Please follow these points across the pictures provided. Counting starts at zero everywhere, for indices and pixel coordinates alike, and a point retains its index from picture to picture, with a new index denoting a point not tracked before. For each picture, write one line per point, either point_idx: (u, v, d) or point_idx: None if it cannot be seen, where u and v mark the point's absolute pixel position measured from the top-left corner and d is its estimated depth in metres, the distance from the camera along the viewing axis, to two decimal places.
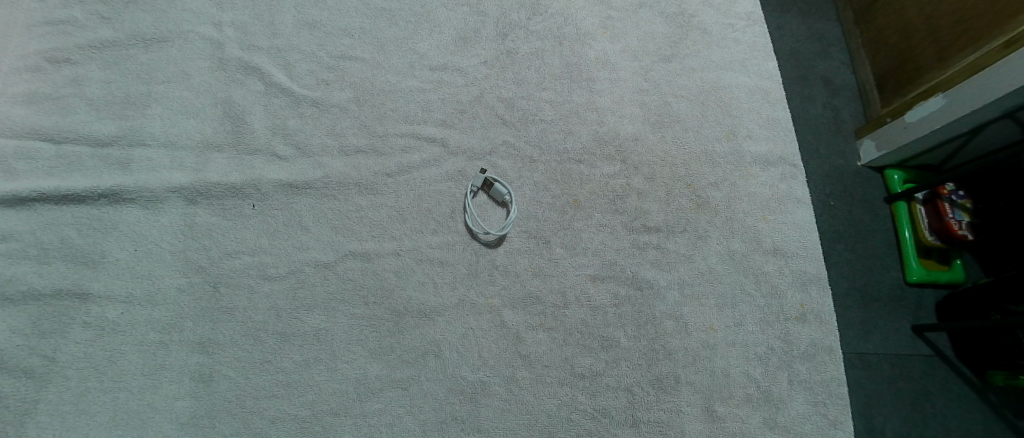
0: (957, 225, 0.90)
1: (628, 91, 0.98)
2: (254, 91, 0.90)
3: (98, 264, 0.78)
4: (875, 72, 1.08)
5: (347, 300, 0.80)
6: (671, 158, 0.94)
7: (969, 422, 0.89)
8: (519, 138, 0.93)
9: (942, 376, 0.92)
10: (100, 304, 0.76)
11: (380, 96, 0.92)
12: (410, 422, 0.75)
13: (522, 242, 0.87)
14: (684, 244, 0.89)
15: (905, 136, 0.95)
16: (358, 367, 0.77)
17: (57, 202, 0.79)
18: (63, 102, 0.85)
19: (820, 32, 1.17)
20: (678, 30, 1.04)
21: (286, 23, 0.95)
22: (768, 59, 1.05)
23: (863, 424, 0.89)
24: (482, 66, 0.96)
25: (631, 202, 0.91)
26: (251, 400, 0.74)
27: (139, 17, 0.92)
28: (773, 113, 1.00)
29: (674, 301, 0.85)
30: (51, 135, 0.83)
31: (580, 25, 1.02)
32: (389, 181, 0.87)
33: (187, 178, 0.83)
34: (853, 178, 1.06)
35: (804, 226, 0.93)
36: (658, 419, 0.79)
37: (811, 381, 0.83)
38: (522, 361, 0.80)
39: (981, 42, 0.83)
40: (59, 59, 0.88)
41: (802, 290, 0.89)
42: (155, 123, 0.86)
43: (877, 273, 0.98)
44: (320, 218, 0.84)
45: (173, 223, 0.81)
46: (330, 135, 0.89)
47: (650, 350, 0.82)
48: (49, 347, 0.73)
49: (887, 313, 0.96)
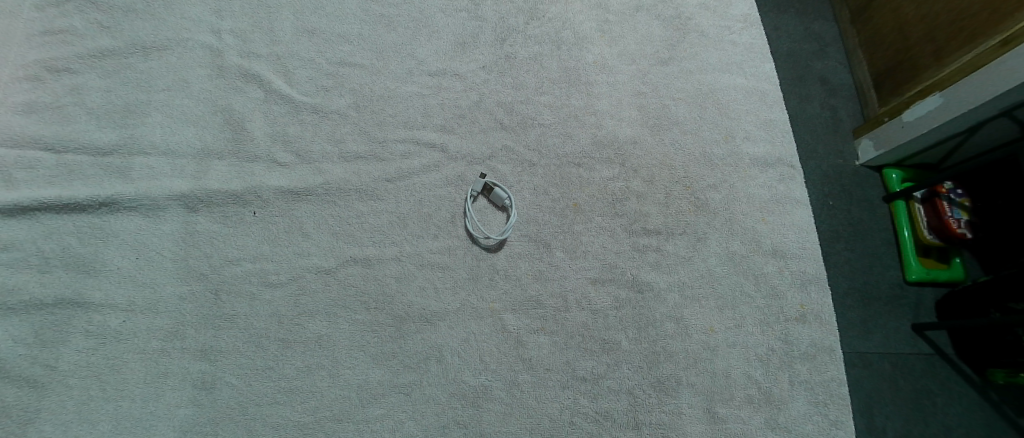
0: (957, 224, 0.91)
1: (627, 95, 0.98)
2: (254, 98, 0.90)
3: (98, 272, 0.78)
4: (873, 72, 1.08)
5: (347, 307, 0.80)
6: (670, 161, 0.95)
7: (969, 421, 0.89)
8: (519, 143, 0.93)
9: (943, 374, 0.93)
10: (102, 313, 0.76)
11: (379, 102, 0.92)
12: (413, 427, 0.76)
13: (522, 246, 0.87)
14: (683, 246, 0.90)
15: (905, 135, 0.96)
16: (360, 373, 0.77)
17: (60, 211, 0.80)
18: (64, 111, 0.86)
19: (817, 33, 1.17)
20: (675, 34, 1.04)
21: (285, 30, 0.95)
22: (764, 61, 1.05)
23: (864, 424, 0.89)
24: (481, 71, 0.97)
25: (631, 205, 0.92)
26: (253, 407, 0.74)
27: (138, 25, 0.92)
28: (770, 115, 1.01)
29: (675, 304, 0.86)
30: (52, 144, 0.83)
31: (578, 29, 1.02)
32: (389, 187, 0.88)
33: (188, 185, 0.83)
34: (852, 177, 1.06)
35: (802, 227, 0.93)
36: (660, 421, 0.79)
37: (811, 381, 0.84)
38: (524, 365, 0.80)
39: (977, 42, 0.84)
40: (59, 68, 0.88)
41: (801, 291, 0.89)
42: (155, 131, 0.86)
43: (877, 273, 0.99)
44: (321, 224, 0.84)
45: (174, 231, 0.81)
46: (330, 142, 0.89)
47: (650, 353, 0.83)
48: (52, 357, 0.73)
49: (887, 313, 0.96)
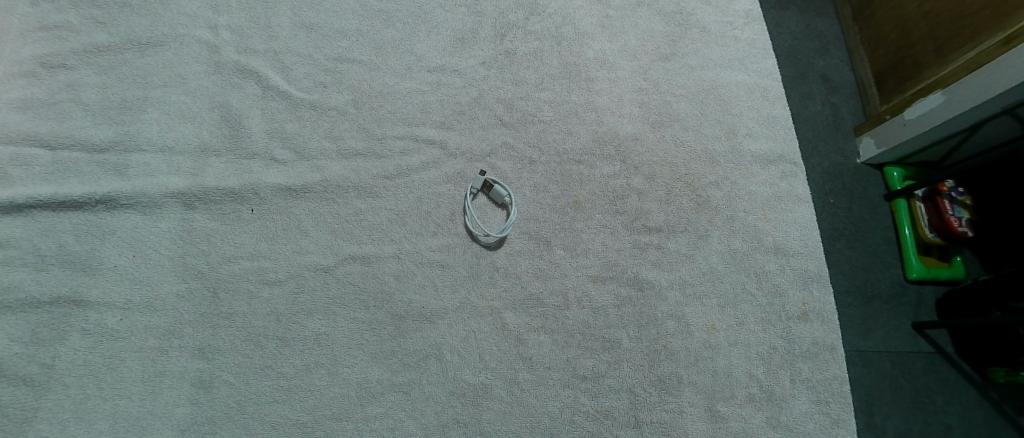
0: (957, 222, 0.91)
1: (628, 91, 0.98)
2: (252, 94, 0.90)
3: (96, 270, 0.77)
4: (874, 69, 1.07)
5: (347, 304, 0.80)
6: (672, 158, 0.94)
7: (970, 419, 0.89)
8: (519, 139, 0.92)
9: (943, 373, 0.92)
10: (99, 311, 0.75)
11: (378, 98, 0.92)
12: (413, 426, 0.75)
13: (522, 243, 0.87)
14: (685, 243, 0.89)
15: (906, 133, 0.95)
16: (359, 371, 0.77)
17: (56, 208, 0.79)
18: (59, 108, 0.85)
19: (819, 29, 1.16)
20: (677, 29, 1.03)
21: (282, 26, 0.94)
22: (767, 57, 1.05)
23: (865, 423, 0.88)
24: (481, 67, 0.96)
25: (631, 202, 0.91)
26: (252, 406, 0.74)
27: (134, 21, 0.91)
28: (772, 112, 1.00)
29: (676, 302, 0.85)
30: (48, 141, 0.82)
31: (578, 24, 1.01)
32: (389, 184, 0.87)
33: (185, 182, 0.82)
34: (853, 175, 1.05)
35: (804, 225, 0.92)
36: (660, 420, 0.79)
37: (813, 380, 0.83)
38: (524, 363, 0.80)
39: (979, 39, 0.83)
40: (55, 64, 0.87)
41: (803, 289, 0.88)
42: (152, 128, 0.85)
43: (878, 271, 0.98)
44: (320, 221, 0.84)
45: (172, 229, 0.81)
46: (328, 138, 0.88)
47: (651, 351, 0.82)
48: (48, 355, 0.73)
49: (888, 311, 0.96)
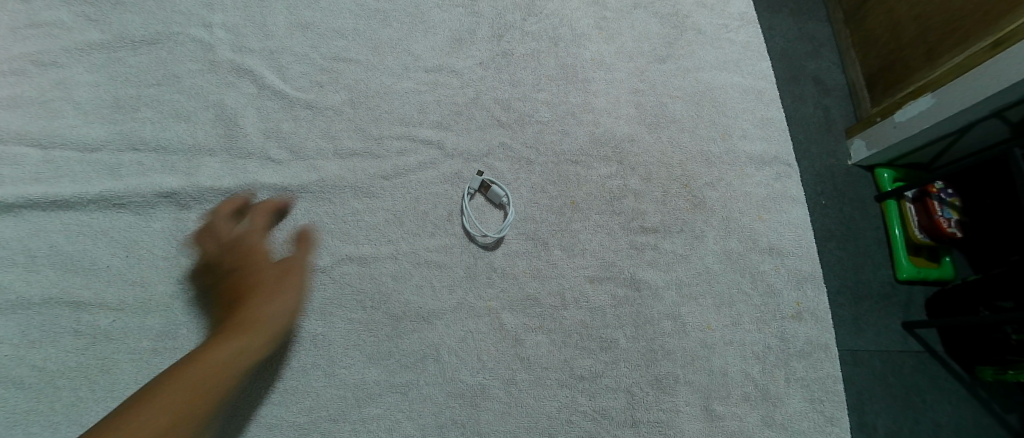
0: (946, 223, 0.92)
1: (624, 92, 0.98)
2: (248, 93, 0.89)
3: (88, 270, 0.76)
4: (866, 72, 1.09)
5: (344, 305, 0.79)
6: (668, 159, 0.95)
7: (959, 416, 0.91)
8: (516, 140, 0.92)
9: (934, 372, 0.93)
10: (91, 312, 0.74)
11: (375, 98, 0.91)
12: (410, 427, 0.75)
13: (519, 244, 0.87)
14: (681, 244, 0.90)
15: (897, 135, 0.96)
16: (357, 372, 0.77)
17: (46, 209, 0.77)
18: (50, 106, 0.83)
19: (812, 32, 1.17)
20: (673, 31, 1.04)
21: (278, 26, 0.94)
22: (761, 59, 1.06)
23: (858, 420, 0.89)
24: (477, 67, 0.96)
25: (628, 202, 0.91)
26: (249, 407, 0.73)
27: (127, 18, 0.90)
28: (766, 114, 1.01)
29: (672, 302, 0.86)
30: (39, 140, 0.81)
31: (575, 26, 1.02)
32: (386, 184, 0.87)
33: (180, 182, 0.81)
34: (845, 176, 1.07)
35: (797, 225, 0.94)
36: (658, 419, 0.79)
37: (807, 379, 0.84)
38: (522, 363, 0.80)
39: (969, 42, 0.84)
40: (45, 61, 0.85)
41: (796, 289, 0.89)
42: (145, 127, 0.84)
43: (869, 271, 1.00)
44: (316, 222, 0.83)
45: (165, 228, 0.80)
46: (325, 139, 0.88)
47: (648, 351, 0.83)
48: (38, 357, 0.71)
49: (879, 311, 0.97)
